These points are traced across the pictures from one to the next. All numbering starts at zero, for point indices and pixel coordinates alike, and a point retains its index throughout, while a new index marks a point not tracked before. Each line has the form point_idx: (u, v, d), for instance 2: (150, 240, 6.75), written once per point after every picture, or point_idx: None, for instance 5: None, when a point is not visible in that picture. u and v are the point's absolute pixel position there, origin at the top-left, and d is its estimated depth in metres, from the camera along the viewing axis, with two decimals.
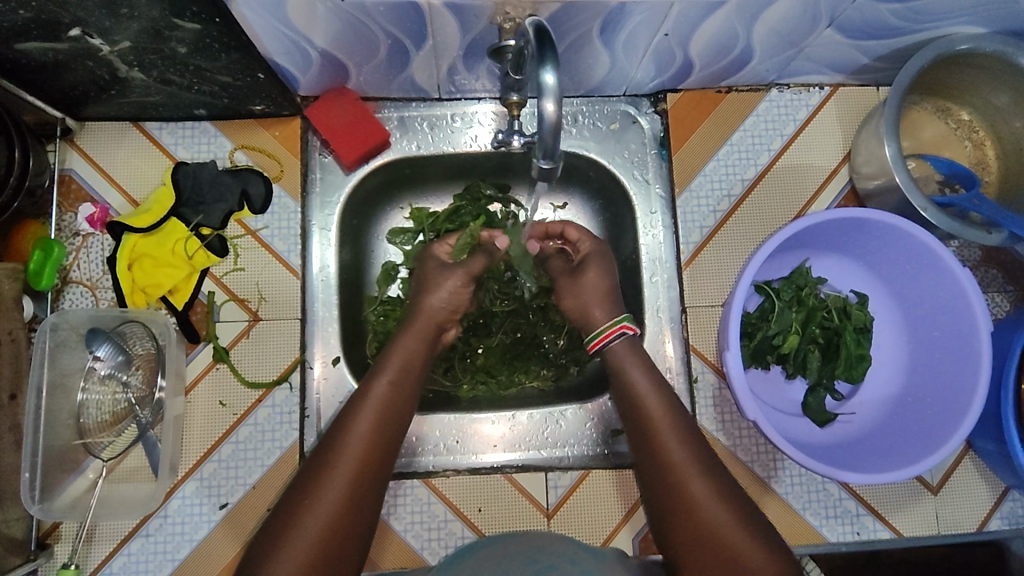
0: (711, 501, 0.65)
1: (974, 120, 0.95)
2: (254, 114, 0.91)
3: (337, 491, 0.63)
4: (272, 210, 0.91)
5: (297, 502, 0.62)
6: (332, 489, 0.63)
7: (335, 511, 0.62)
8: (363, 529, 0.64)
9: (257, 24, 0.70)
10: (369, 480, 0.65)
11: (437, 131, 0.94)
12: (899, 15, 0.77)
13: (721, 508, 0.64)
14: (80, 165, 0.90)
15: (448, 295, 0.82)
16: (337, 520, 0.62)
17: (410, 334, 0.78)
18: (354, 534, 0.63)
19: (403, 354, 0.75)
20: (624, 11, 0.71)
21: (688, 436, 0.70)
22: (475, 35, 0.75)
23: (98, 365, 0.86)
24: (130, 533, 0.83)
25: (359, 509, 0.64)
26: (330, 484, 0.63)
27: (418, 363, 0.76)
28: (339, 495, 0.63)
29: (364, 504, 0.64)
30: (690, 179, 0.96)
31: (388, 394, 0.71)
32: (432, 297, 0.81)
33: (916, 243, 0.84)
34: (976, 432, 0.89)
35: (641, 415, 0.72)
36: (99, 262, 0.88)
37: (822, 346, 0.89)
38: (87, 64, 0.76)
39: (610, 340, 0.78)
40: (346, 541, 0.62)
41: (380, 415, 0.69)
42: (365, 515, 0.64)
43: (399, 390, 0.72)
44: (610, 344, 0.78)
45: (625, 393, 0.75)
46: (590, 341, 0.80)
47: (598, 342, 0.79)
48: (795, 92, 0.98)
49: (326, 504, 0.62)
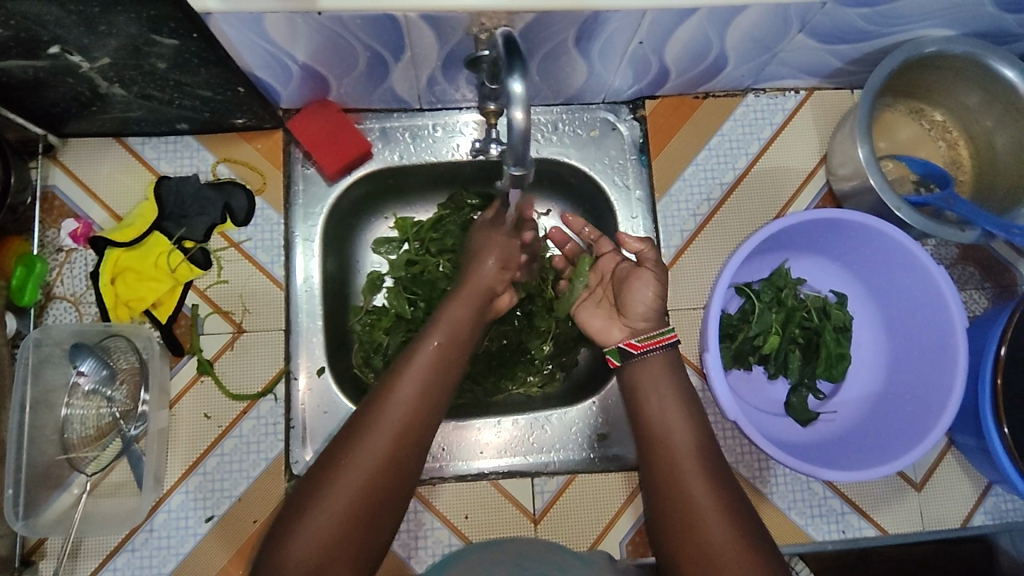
0: (710, 507, 0.65)
1: (947, 121, 0.97)
2: (237, 127, 0.92)
3: (379, 448, 0.62)
4: (255, 222, 0.91)
5: (336, 458, 0.61)
6: (375, 445, 0.62)
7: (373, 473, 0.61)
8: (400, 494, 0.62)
9: (234, 37, 0.71)
10: (410, 441, 0.63)
11: (420, 141, 0.95)
12: (867, 19, 0.79)
13: (718, 515, 0.64)
14: (62, 181, 0.90)
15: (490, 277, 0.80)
16: (377, 479, 0.61)
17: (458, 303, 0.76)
18: (387, 500, 0.61)
19: (451, 323, 0.74)
20: (597, 20, 0.73)
21: (698, 449, 0.70)
22: (452, 46, 0.76)
23: (82, 380, 0.86)
24: (116, 548, 0.83)
25: (398, 475, 0.62)
26: (368, 446, 0.62)
27: (461, 331, 0.73)
28: (381, 454, 0.61)
29: (405, 465, 0.63)
30: (669, 184, 0.97)
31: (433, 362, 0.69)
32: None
33: (891, 242, 0.85)
34: (957, 428, 0.90)
35: (656, 415, 0.73)
36: (82, 276, 0.88)
37: (803, 346, 0.90)
38: (68, 80, 0.77)
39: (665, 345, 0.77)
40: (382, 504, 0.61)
41: (425, 381, 0.67)
42: (403, 480, 0.62)
43: (448, 356, 0.70)
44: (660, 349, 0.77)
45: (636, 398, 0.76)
46: (638, 341, 0.77)
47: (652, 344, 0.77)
48: (772, 97, 0.99)
49: (367, 460, 0.61)
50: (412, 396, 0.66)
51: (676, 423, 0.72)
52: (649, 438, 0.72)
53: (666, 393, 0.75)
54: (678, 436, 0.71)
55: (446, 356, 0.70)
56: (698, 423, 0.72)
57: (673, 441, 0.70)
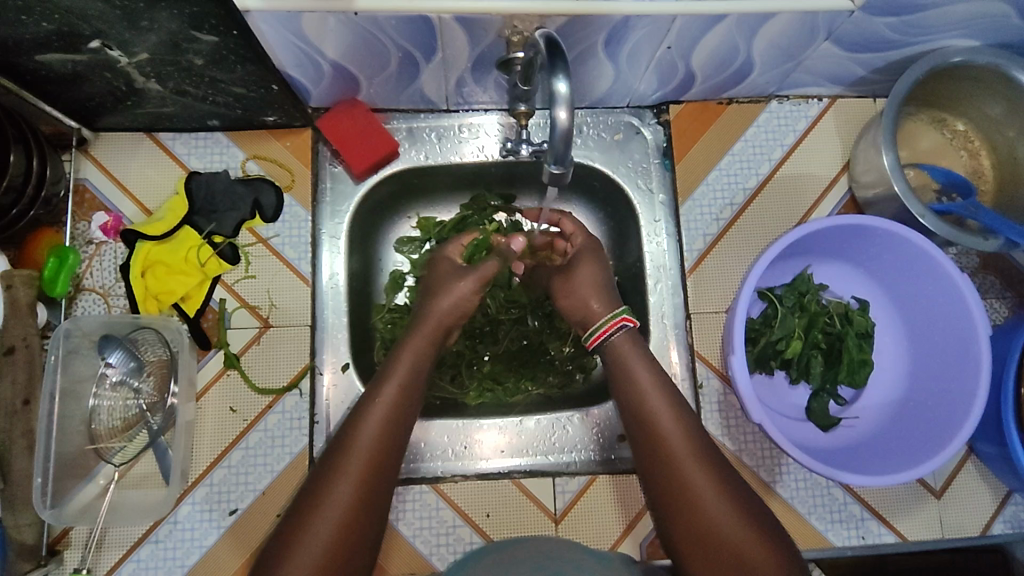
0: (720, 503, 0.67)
1: (969, 130, 0.98)
2: (267, 125, 0.93)
3: (348, 492, 0.65)
4: (284, 219, 0.92)
5: (309, 497, 0.65)
6: (342, 490, 0.65)
7: (348, 506, 0.65)
8: (376, 520, 0.67)
9: (272, 36, 0.72)
10: (378, 480, 0.67)
11: (446, 141, 0.96)
12: (893, 28, 0.80)
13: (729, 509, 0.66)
14: (94, 174, 0.91)
15: (459, 299, 0.83)
16: (348, 520, 0.64)
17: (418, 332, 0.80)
18: (367, 527, 0.66)
19: (411, 353, 0.77)
20: (627, 25, 0.74)
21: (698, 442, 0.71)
22: (483, 48, 0.78)
23: (110, 371, 0.87)
24: (140, 539, 0.84)
25: (373, 502, 0.66)
26: (342, 481, 0.66)
27: (420, 361, 0.77)
28: (351, 498, 0.65)
29: (374, 501, 0.67)
30: (693, 188, 0.98)
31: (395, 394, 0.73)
32: (443, 294, 0.84)
33: (915, 250, 0.86)
34: (977, 435, 0.90)
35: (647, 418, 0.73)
36: (112, 269, 0.89)
37: (825, 352, 0.91)
38: (105, 75, 0.78)
39: (613, 333, 0.80)
40: (364, 530, 0.65)
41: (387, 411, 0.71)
42: (375, 518, 0.66)
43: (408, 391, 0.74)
44: (612, 336, 0.80)
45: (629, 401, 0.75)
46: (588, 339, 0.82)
47: (597, 337, 0.80)
48: (795, 104, 1.00)
49: (338, 502, 0.64)
50: (375, 429, 0.69)
51: (674, 420, 0.72)
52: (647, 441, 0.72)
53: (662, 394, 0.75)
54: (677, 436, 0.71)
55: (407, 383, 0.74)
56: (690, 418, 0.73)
57: (674, 441, 0.71)
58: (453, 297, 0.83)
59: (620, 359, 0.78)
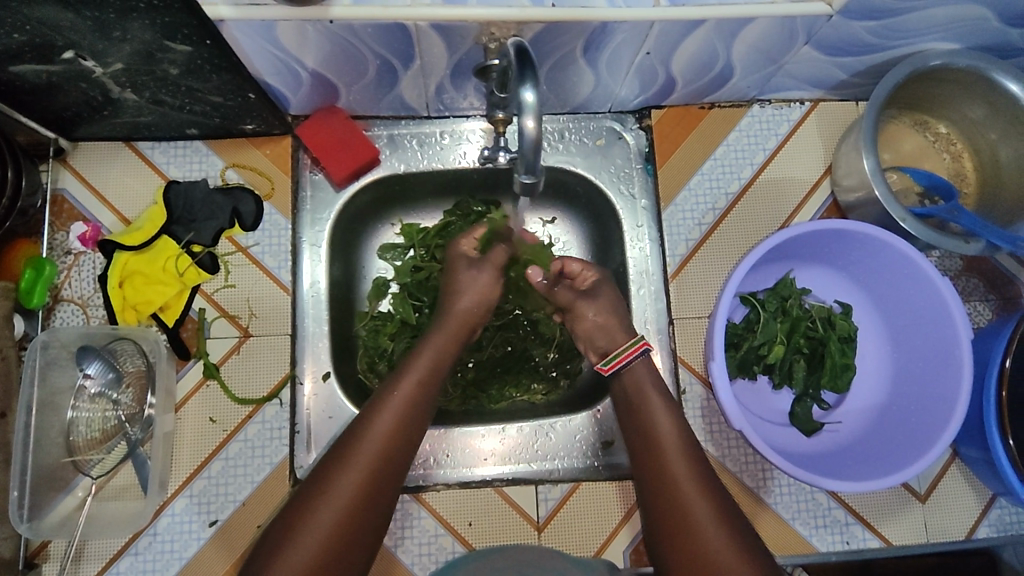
0: (703, 504, 0.68)
1: (952, 133, 0.98)
2: (246, 134, 0.93)
3: (349, 490, 0.65)
4: (263, 227, 0.92)
5: (316, 489, 0.66)
6: (347, 486, 0.66)
7: (351, 503, 0.65)
8: (377, 520, 0.67)
9: (246, 44, 0.72)
10: (382, 479, 0.68)
11: (427, 148, 0.96)
12: (872, 32, 0.79)
13: (711, 510, 0.67)
14: (72, 184, 0.91)
15: (476, 300, 0.84)
16: (347, 517, 0.64)
17: (438, 334, 0.81)
18: (366, 528, 0.66)
19: (431, 355, 0.78)
20: (605, 31, 0.73)
21: (690, 456, 0.72)
22: (461, 55, 0.77)
23: (88, 383, 0.86)
24: (119, 553, 0.83)
25: (375, 501, 0.67)
26: (348, 476, 0.66)
27: (441, 365, 0.78)
28: (351, 497, 0.65)
29: (377, 501, 0.67)
30: (675, 194, 0.98)
31: (413, 394, 0.73)
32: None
33: (896, 253, 0.85)
34: (961, 439, 0.90)
35: (647, 423, 0.76)
36: (90, 279, 0.89)
37: (808, 356, 0.90)
38: (80, 85, 0.78)
39: (632, 359, 0.81)
40: (363, 530, 0.65)
41: (403, 412, 0.72)
42: (376, 516, 0.67)
43: (425, 391, 0.75)
44: (631, 362, 0.81)
45: (637, 407, 0.78)
46: (607, 363, 0.82)
47: (617, 363, 0.81)
48: (777, 108, 1.00)
49: (339, 502, 0.65)
50: (386, 429, 0.70)
51: (667, 432, 0.74)
52: (642, 448, 0.74)
53: (659, 408, 0.77)
54: (671, 442, 0.74)
55: (424, 387, 0.75)
56: (685, 426, 0.76)
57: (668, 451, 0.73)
58: (473, 294, 0.84)
59: (628, 381, 0.80)
